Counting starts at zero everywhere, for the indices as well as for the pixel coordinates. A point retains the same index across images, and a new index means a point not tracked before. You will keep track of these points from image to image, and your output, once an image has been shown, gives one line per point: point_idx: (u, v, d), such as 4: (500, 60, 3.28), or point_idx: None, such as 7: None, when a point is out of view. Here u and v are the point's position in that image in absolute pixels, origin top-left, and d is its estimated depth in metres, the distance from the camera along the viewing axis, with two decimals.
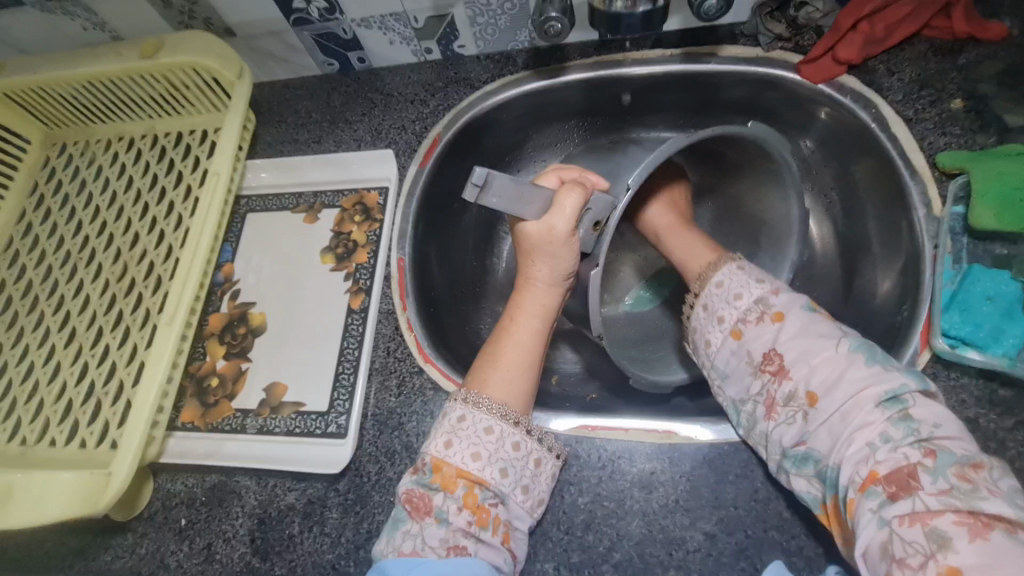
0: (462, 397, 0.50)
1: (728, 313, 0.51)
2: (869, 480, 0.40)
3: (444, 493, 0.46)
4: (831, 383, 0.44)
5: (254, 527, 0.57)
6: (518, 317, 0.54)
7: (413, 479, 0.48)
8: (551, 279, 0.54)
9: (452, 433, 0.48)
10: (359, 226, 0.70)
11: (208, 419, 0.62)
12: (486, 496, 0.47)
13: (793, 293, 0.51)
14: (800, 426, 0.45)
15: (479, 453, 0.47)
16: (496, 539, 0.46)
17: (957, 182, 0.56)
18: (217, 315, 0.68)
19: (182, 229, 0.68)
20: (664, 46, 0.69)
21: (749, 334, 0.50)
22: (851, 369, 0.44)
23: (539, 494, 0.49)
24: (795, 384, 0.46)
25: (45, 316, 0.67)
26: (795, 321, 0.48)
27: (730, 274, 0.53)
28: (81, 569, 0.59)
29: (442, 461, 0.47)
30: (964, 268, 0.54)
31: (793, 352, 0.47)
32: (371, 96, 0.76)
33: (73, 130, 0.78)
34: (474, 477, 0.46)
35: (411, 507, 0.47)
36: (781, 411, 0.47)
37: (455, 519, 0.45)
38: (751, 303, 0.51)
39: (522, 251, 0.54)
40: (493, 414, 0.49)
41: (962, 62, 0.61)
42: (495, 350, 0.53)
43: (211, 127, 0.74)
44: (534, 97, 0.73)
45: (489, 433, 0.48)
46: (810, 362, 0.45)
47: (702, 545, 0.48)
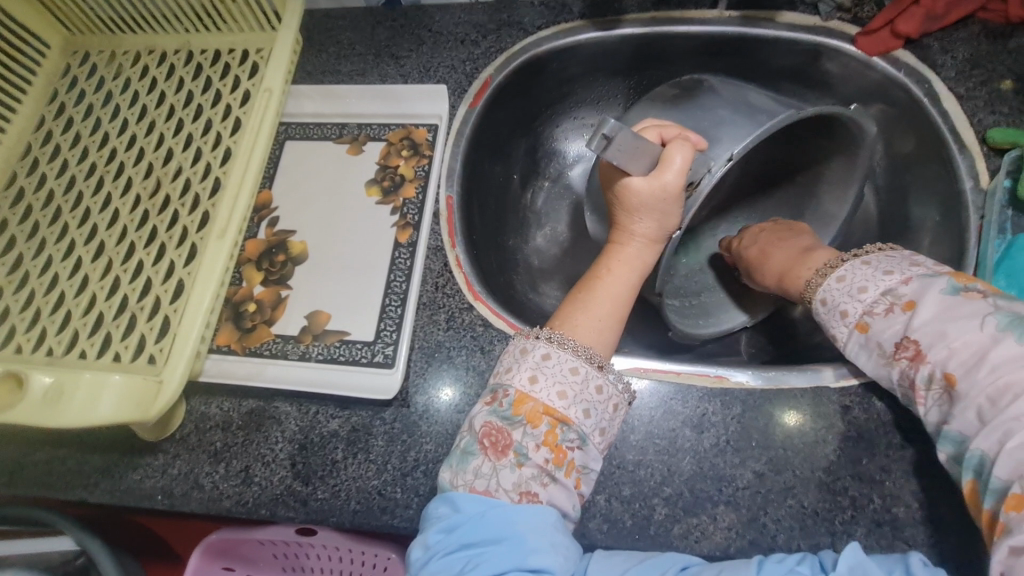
0: (545, 336, 0.50)
1: (852, 306, 0.49)
2: None
3: (525, 428, 0.47)
4: (975, 366, 0.41)
5: (295, 451, 0.56)
6: (614, 270, 0.55)
7: (490, 412, 0.48)
8: (654, 234, 0.55)
9: (537, 369, 0.48)
10: (406, 160, 0.68)
11: (247, 343, 0.60)
12: (566, 438, 0.47)
13: (924, 277, 0.47)
14: (944, 409, 0.43)
15: (564, 392, 0.48)
16: (569, 482, 0.46)
17: (1010, 156, 0.57)
18: (254, 241, 0.65)
19: (222, 148, 0.65)
20: (722, 7, 0.70)
21: (876, 326, 0.48)
22: (997, 349, 0.41)
23: (612, 437, 0.49)
24: (932, 367, 0.44)
25: (70, 228, 0.63)
26: (931, 305, 0.45)
27: (854, 269, 0.51)
28: (107, 488, 0.57)
29: (526, 397, 0.47)
30: (1009, 239, 0.56)
31: (933, 333, 0.44)
32: (418, 32, 0.74)
33: (97, 39, 0.74)
34: (559, 415, 0.47)
35: (489, 442, 0.47)
36: (924, 395, 0.45)
37: (534, 456, 0.46)
38: (878, 295, 0.48)
39: (622, 206, 0.54)
40: (578, 355, 0.49)
41: (1013, 46, 0.63)
42: (589, 297, 0.54)
43: (253, 47, 0.70)
44: (589, 48, 0.73)
45: (575, 373, 0.49)
46: (949, 345, 0.43)
47: (751, 482, 0.50)
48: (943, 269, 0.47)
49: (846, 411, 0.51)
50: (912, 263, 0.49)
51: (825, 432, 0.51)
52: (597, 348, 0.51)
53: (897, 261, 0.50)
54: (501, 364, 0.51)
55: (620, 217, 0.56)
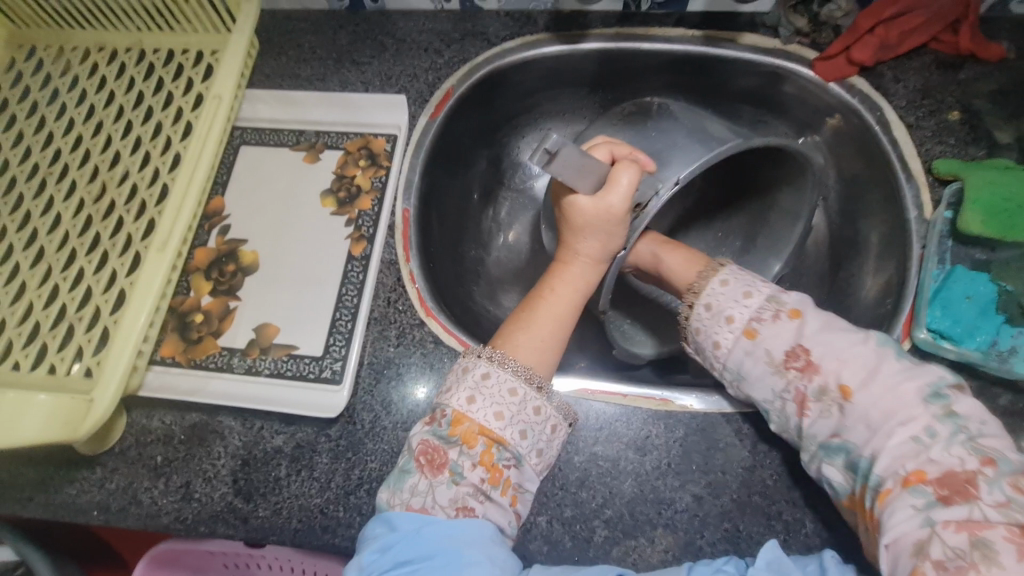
0: (486, 355, 0.50)
1: (738, 313, 0.52)
2: (917, 477, 0.41)
3: (461, 448, 0.47)
4: (868, 379, 0.46)
5: (237, 467, 0.55)
6: (558, 290, 0.55)
7: (428, 431, 0.48)
8: (598, 255, 0.55)
9: (475, 390, 0.48)
10: (363, 171, 0.67)
11: (191, 355, 0.59)
12: (502, 457, 0.47)
13: (802, 292, 0.52)
14: (836, 420, 0.46)
15: (502, 413, 0.48)
16: (505, 501, 0.47)
17: (952, 188, 0.58)
18: (203, 249, 0.64)
19: (171, 154, 0.63)
20: (685, 26, 0.70)
21: (763, 333, 0.50)
22: (884, 363, 0.46)
23: (550, 458, 0.49)
24: (825, 378, 0.47)
25: (8, 232, 0.61)
26: (813, 320, 0.49)
27: (714, 291, 0.54)
28: (41, 502, 0.56)
29: (463, 416, 0.47)
30: (948, 268, 0.57)
31: (818, 347, 0.48)
32: (381, 39, 0.72)
33: (45, 33, 0.71)
34: (494, 435, 0.47)
35: (424, 460, 0.47)
36: (813, 406, 0.47)
37: (469, 475, 0.46)
38: (763, 303, 0.52)
39: (570, 225, 0.55)
40: (517, 376, 0.49)
41: (962, 78, 0.65)
42: (530, 316, 0.54)
43: (208, 49, 0.68)
44: (551, 62, 0.73)
45: (513, 395, 0.49)
46: (840, 356, 0.47)
47: (689, 505, 0.51)
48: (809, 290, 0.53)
49: (784, 436, 0.52)
50: (764, 283, 0.54)
51: (763, 456, 0.52)
52: (537, 369, 0.51)
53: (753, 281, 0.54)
54: (443, 383, 0.51)
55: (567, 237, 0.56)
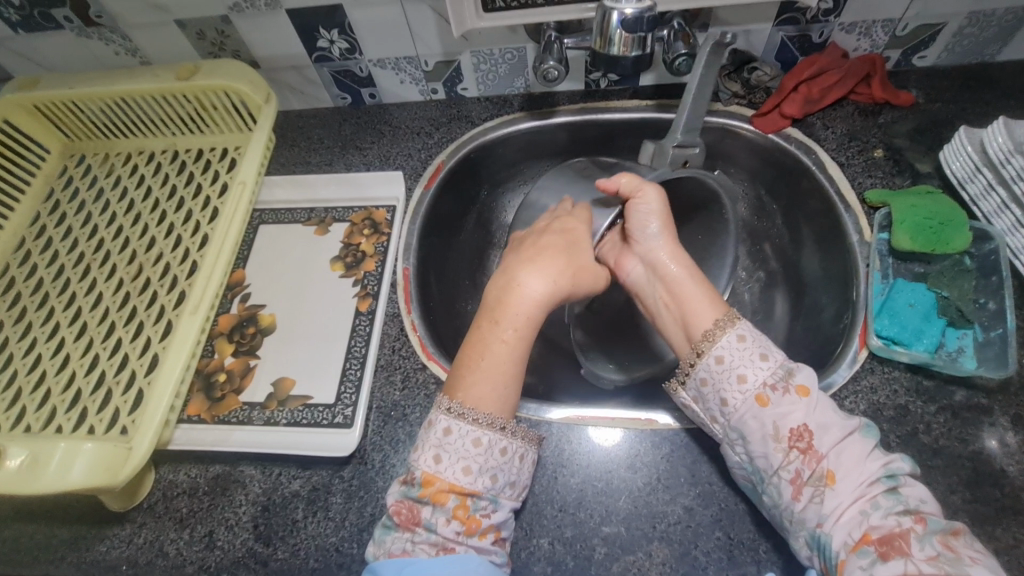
0: (446, 407, 0.52)
1: (750, 373, 0.52)
2: (863, 540, 0.45)
3: (433, 506, 0.50)
4: (851, 466, 0.47)
5: (257, 513, 0.59)
6: (518, 329, 0.56)
7: (402, 491, 0.51)
8: (544, 296, 0.58)
9: (440, 447, 0.51)
10: (368, 238, 0.76)
11: (215, 412, 0.65)
12: (477, 507, 0.50)
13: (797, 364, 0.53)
14: (827, 508, 0.46)
15: (468, 467, 0.50)
16: (486, 542, 0.50)
17: (881, 213, 0.67)
18: (226, 316, 0.71)
19: (200, 234, 0.73)
20: (639, 98, 0.82)
21: (775, 402, 0.50)
22: (868, 455, 0.48)
23: (524, 483, 0.54)
24: (823, 463, 0.48)
25: (55, 311, 0.69)
26: (814, 402, 0.50)
27: (730, 346, 0.53)
28: (73, 561, 0.59)
29: (433, 477, 0.50)
30: (890, 283, 0.64)
31: (818, 424, 0.49)
32: (380, 127, 0.84)
33: (93, 144, 0.83)
34: (465, 490, 0.50)
35: (401, 518, 0.50)
36: (807, 490, 0.47)
37: (444, 529, 0.49)
38: (775, 369, 0.52)
39: (539, 262, 0.60)
40: (479, 425, 0.51)
41: (881, 121, 0.75)
42: (479, 360, 0.54)
43: (233, 146, 0.80)
44: (528, 135, 0.84)
45: (477, 445, 0.51)
46: (839, 445, 0.48)
47: (681, 517, 0.54)
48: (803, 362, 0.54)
49: None
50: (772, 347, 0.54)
51: None
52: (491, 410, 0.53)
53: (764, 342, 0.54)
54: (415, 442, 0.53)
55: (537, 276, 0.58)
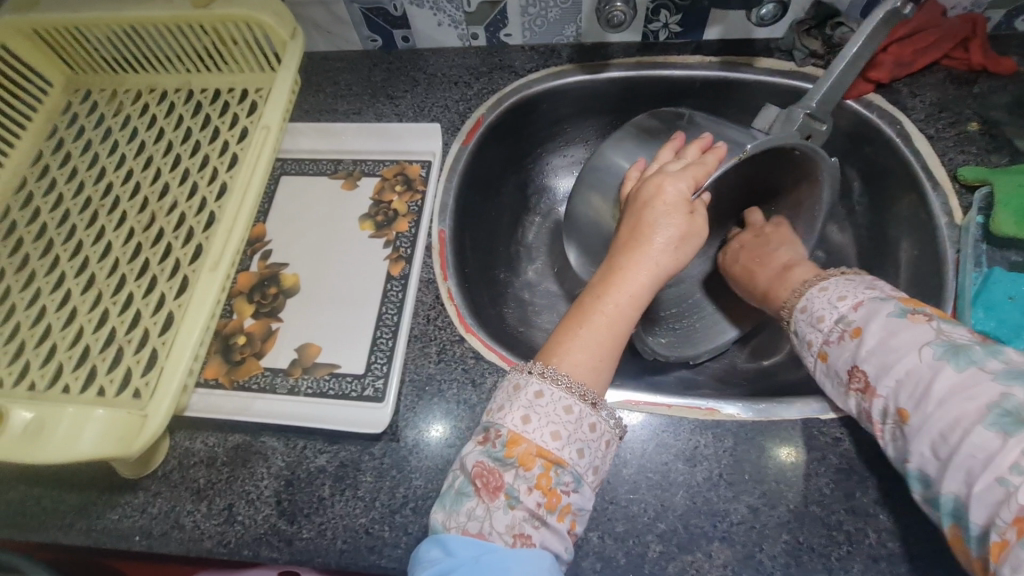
0: (537, 370, 0.49)
1: (813, 336, 0.52)
2: (1018, 525, 0.37)
3: (517, 471, 0.45)
4: (923, 399, 0.43)
5: (280, 488, 0.55)
6: (620, 307, 0.53)
7: (483, 452, 0.47)
8: (654, 277, 0.55)
9: (530, 409, 0.47)
10: (400, 196, 0.69)
11: (235, 376, 0.60)
12: (560, 481, 0.45)
13: (875, 300, 0.50)
14: (902, 444, 0.45)
15: (558, 433, 0.46)
16: (562, 526, 0.45)
17: (980, 195, 0.60)
18: (246, 274, 0.66)
19: (218, 183, 0.66)
20: (703, 53, 0.74)
21: (832, 354, 0.50)
22: (937, 380, 0.43)
23: (604, 473, 0.48)
24: (884, 401, 0.46)
25: (60, 260, 0.63)
26: (876, 331, 0.48)
27: (813, 297, 0.54)
28: (82, 528, 0.55)
29: (520, 437, 0.46)
30: (986, 272, 0.57)
31: (874, 367, 0.47)
32: (413, 74, 0.76)
33: (99, 78, 0.75)
34: (553, 457, 0.45)
35: (481, 483, 0.46)
36: (885, 428, 0.47)
37: (526, 499, 0.44)
38: (831, 323, 0.51)
39: (645, 227, 0.56)
40: (572, 393, 0.48)
41: (977, 91, 0.67)
42: (584, 331, 0.52)
43: (253, 87, 0.73)
44: (576, 90, 0.76)
45: (568, 412, 0.47)
46: (895, 377, 0.45)
47: (745, 517, 0.49)
48: (893, 296, 0.50)
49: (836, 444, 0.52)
50: (870, 288, 0.52)
51: (818, 463, 0.51)
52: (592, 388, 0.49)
53: (858, 285, 0.52)
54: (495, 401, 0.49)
55: (644, 254, 0.54)
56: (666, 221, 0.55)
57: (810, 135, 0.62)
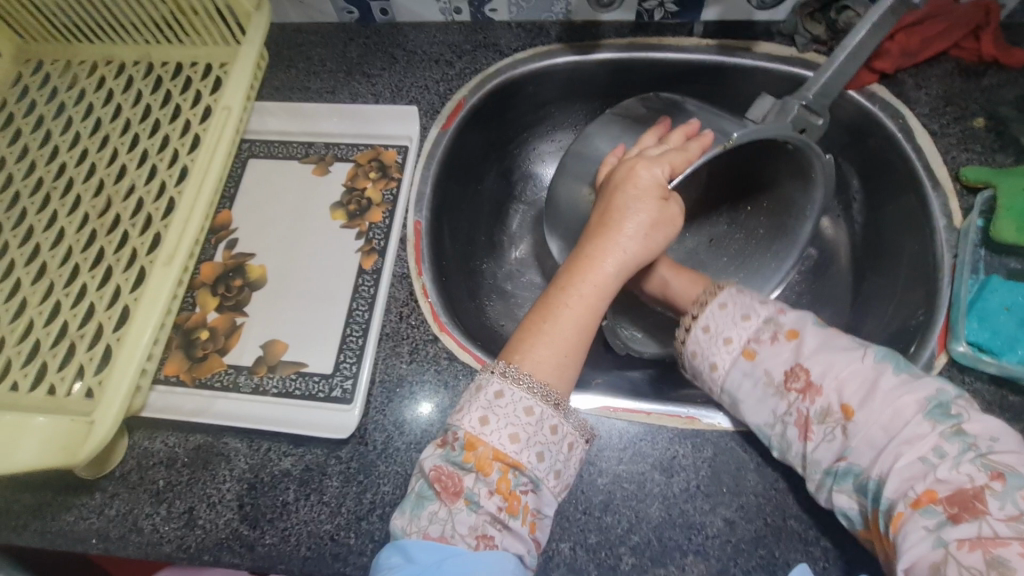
0: (500, 370, 0.46)
1: (735, 334, 0.50)
2: (926, 498, 0.40)
3: (476, 475, 0.43)
4: (868, 397, 0.44)
5: (242, 492, 0.53)
6: (587, 300, 0.50)
7: (441, 455, 0.45)
8: (621, 267, 0.52)
9: (488, 410, 0.45)
10: (374, 183, 0.66)
11: (197, 374, 0.57)
12: (518, 482, 0.44)
13: (803, 309, 0.50)
14: (840, 443, 0.44)
15: (517, 435, 0.44)
16: (524, 529, 0.43)
17: (983, 197, 0.57)
18: (209, 264, 0.62)
19: (178, 166, 0.62)
20: (700, 35, 0.69)
21: (762, 354, 0.49)
22: (882, 378, 0.44)
23: (569, 478, 0.46)
24: (828, 399, 0.45)
25: (10, 247, 0.60)
26: (813, 336, 0.48)
27: (747, 292, 0.53)
28: (37, 530, 0.53)
29: (477, 440, 0.44)
30: (983, 279, 0.55)
31: (820, 364, 0.46)
32: (392, 51, 0.72)
33: (52, 46, 0.70)
34: (510, 460, 0.44)
35: (440, 487, 0.44)
36: (817, 430, 0.46)
37: (485, 503, 0.43)
38: (762, 323, 0.50)
39: (615, 213, 0.53)
40: (532, 393, 0.45)
41: (985, 84, 0.63)
42: (548, 325, 0.49)
43: (217, 61, 0.67)
44: (564, 72, 0.72)
45: (528, 415, 0.45)
46: (838, 375, 0.45)
47: (720, 530, 0.48)
48: (813, 302, 0.51)
49: None
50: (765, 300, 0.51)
51: (798, 477, 0.50)
52: (557, 388, 0.47)
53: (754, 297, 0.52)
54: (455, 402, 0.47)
55: (613, 242, 0.52)
56: (637, 207, 0.53)
57: (804, 128, 0.59)
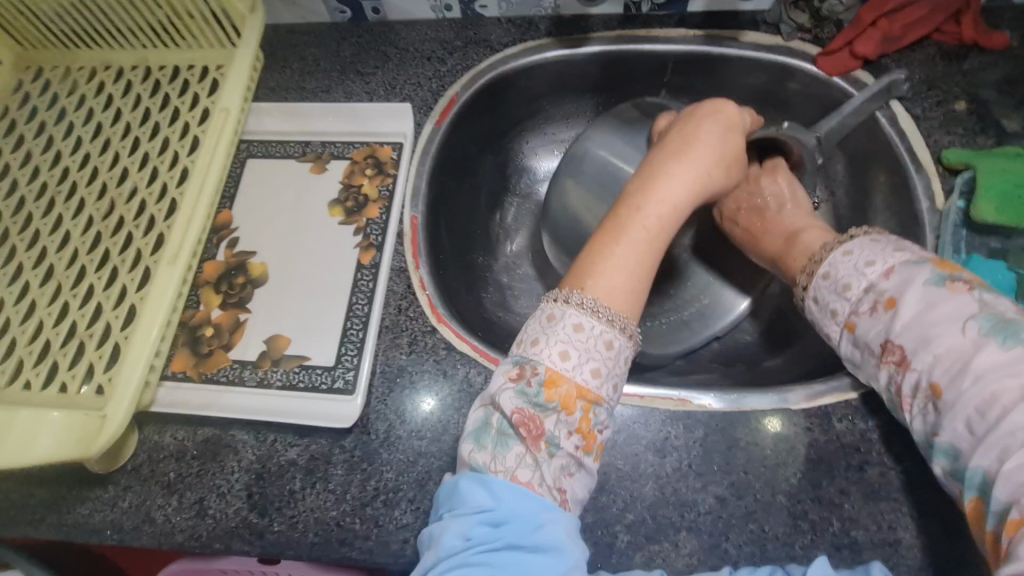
0: (575, 302, 0.45)
1: (840, 305, 0.48)
2: None
3: (559, 415, 0.42)
4: (960, 375, 0.40)
5: (251, 482, 0.54)
6: (665, 218, 0.49)
7: (518, 394, 0.43)
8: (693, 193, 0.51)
9: (569, 343, 0.43)
10: (370, 180, 0.67)
11: (203, 369, 0.59)
12: (597, 420, 0.43)
13: (908, 266, 0.46)
14: (933, 419, 0.42)
15: (598, 369, 0.43)
16: (595, 464, 0.44)
17: (963, 178, 0.59)
18: (212, 263, 0.64)
19: (178, 168, 0.63)
20: (686, 27, 0.70)
21: (862, 326, 0.47)
22: (980, 357, 0.40)
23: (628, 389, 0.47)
24: (918, 375, 0.43)
25: (18, 251, 0.61)
26: (913, 304, 0.44)
27: (836, 261, 0.49)
28: (53, 523, 0.55)
29: (559, 377, 0.42)
30: (964, 258, 0.57)
31: (919, 334, 0.43)
32: (384, 49, 0.73)
33: (51, 53, 0.71)
34: (592, 397, 0.42)
35: (524, 432, 0.42)
36: (914, 402, 0.43)
37: (566, 444, 0.42)
38: (862, 293, 0.47)
39: (689, 137, 0.54)
40: (602, 320, 0.44)
41: (967, 67, 0.64)
42: (626, 239, 0.48)
43: (214, 64, 0.69)
44: (555, 66, 0.73)
45: (609, 348, 0.44)
46: (935, 351, 0.42)
47: (712, 507, 0.50)
48: (926, 257, 0.46)
49: (804, 434, 0.52)
50: (897, 250, 0.47)
51: (785, 455, 0.51)
52: (621, 312, 0.45)
53: (881, 248, 0.48)
54: (526, 333, 0.45)
55: (693, 164, 0.52)
56: (720, 137, 0.54)
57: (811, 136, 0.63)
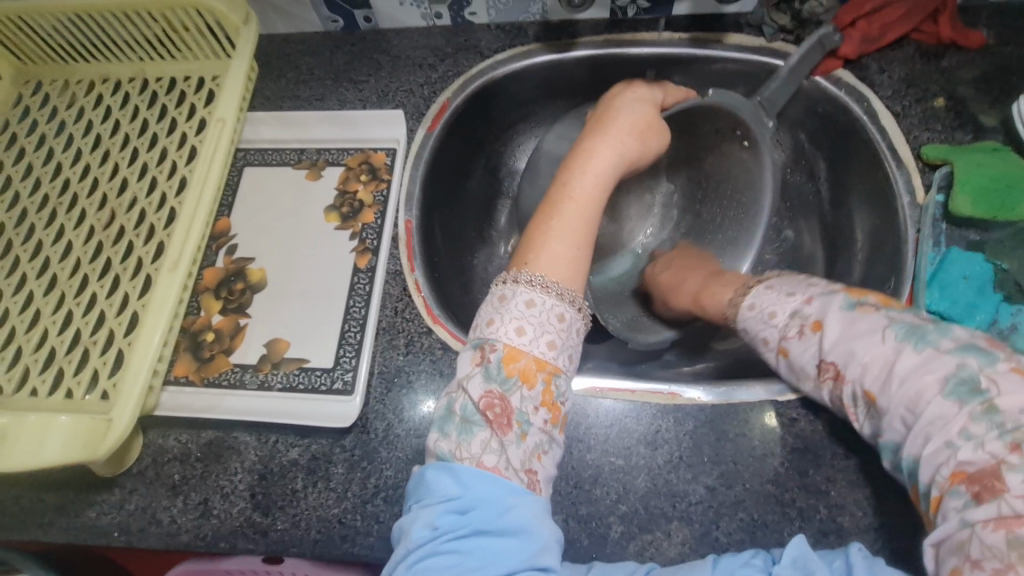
0: (525, 282, 0.48)
1: (769, 333, 0.50)
2: (953, 479, 0.37)
3: (522, 392, 0.45)
4: (886, 381, 0.42)
5: (253, 482, 0.56)
6: (592, 193, 0.55)
7: (485, 377, 0.45)
8: (617, 165, 0.57)
9: (523, 320, 0.46)
10: (365, 185, 0.68)
11: (204, 374, 0.60)
12: (559, 392, 0.46)
13: (823, 295, 0.48)
14: (874, 423, 0.44)
15: (553, 342, 0.46)
16: (561, 437, 0.47)
17: (940, 173, 0.60)
18: (211, 270, 0.65)
19: (176, 177, 0.65)
20: (672, 30, 0.72)
21: (794, 349, 0.48)
22: (901, 359, 0.42)
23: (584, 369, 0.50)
24: (852, 385, 0.44)
25: (21, 261, 0.63)
26: (836, 323, 0.46)
27: (762, 296, 0.52)
28: (62, 526, 0.56)
29: (519, 354, 0.45)
30: (944, 252, 0.59)
31: (845, 352, 0.45)
32: (377, 57, 0.74)
33: (50, 67, 0.72)
34: (551, 368, 0.46)
35: (492, 415, 0.44)
36: (858, 411, 0.45)
37: (535, 419, 0.44)
38: (787, 318, 0.49)
39: (607, 118, 0.59)
40: (546, 292, 0.48)
41: (944, 65, 0.66)
42: (558, 220, 0.53)
43: (209, 75, 0.70)
44: (543, 71, 0.75)
45: (561, 320, 0.47)
46: (861, 362, 0.43)
47: (703, 497, 0.51)
48: (837, 287, 0.48)
49: (792, 424, 0.53)
50: (811, 283, 0.51)
51: (773, 446, 0.53)
52: (569, 284, 0.49)
53: (796, 282, 0.52)
54: (480, 318, 0.48)
55: (611, 137, 0.57)
56: (633, 108, 0.59)
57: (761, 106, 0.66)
